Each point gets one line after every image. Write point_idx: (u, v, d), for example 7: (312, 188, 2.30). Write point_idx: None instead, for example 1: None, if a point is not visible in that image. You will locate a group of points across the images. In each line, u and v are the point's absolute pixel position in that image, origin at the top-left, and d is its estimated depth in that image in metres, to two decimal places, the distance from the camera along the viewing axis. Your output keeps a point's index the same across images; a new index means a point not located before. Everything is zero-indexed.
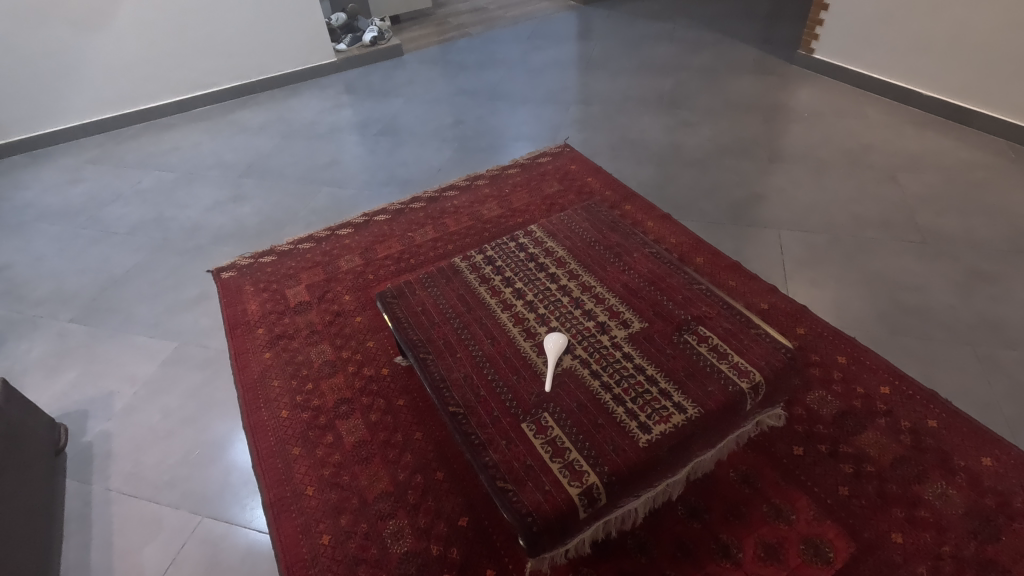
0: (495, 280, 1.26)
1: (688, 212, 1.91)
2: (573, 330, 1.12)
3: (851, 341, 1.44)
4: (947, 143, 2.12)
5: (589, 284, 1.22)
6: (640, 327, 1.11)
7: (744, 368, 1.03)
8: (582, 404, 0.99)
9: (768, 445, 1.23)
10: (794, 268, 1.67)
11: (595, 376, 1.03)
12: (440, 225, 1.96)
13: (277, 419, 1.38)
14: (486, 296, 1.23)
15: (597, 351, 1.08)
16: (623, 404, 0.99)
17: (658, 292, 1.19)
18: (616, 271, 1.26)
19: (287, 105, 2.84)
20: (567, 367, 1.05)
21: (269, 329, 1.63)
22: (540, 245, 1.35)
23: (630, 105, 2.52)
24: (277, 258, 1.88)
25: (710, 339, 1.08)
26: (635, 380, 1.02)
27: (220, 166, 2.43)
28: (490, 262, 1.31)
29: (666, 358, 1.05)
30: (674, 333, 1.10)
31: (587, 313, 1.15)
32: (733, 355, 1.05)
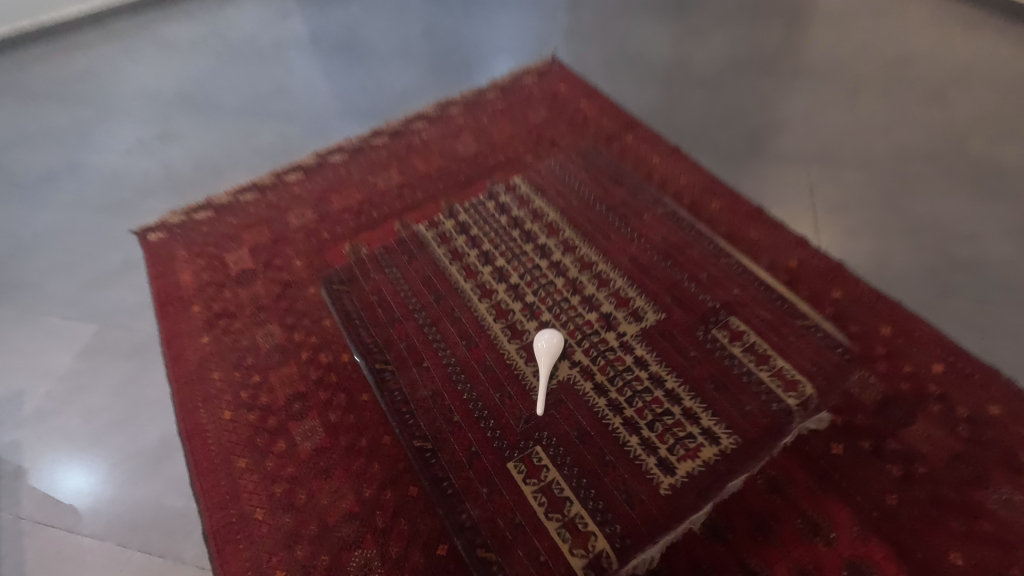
0: (483, 273, 1.23)
1: (700, 143, 1.61)
2: (569, 328, 1.12)
3: (896, 307, 1.21)
4: (1005, 49, 1.79)
5: (584, 269, 1.21)
6: (652, 321, 1.11)
7: (791, 377, 1.03)
8: (591, 426, 1.01)
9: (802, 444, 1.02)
10: (826, 213, 1.40)
11: (604, 394, 1.03)
12: (407, 167, 1.65)
13: (219, 423, 1.16)
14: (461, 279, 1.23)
15: (604, 356, 1.08)
16: (640, 432, 0.99)
17: (674, 269, 1.18)
18: (618, 246, 1.23)
19: (222, 15, 2.38)
20: (562, 381, 1.06)
21: (207, 306, 1.37)
22: (529, 233, 1.29)
23: (630, 7, 2.11)
24: (213, 215, 1.58)
25: (746, 336, 1.08)
26: (651, 399, 1.02)
27: (144, 95, 2.03)
28: (480, 251, 1.27)
29: (691, 366, 1.05)
30: (700, 328, 1.09)
31: (587, 302, 1.15)
32: (775, 359, 1.04)
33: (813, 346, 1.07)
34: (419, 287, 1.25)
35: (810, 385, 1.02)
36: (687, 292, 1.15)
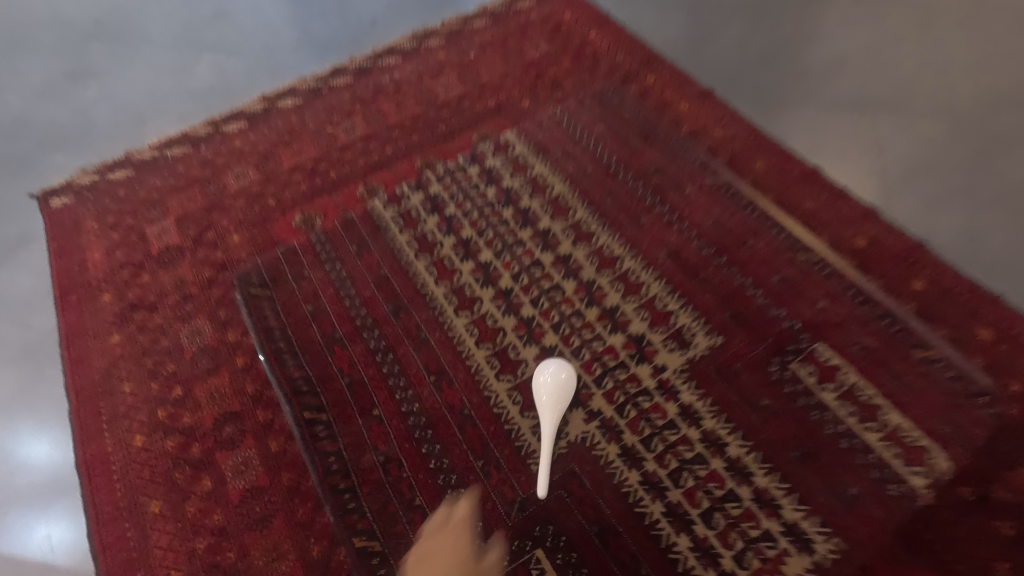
0: (465, 280, 1.00)
1: (739, 86, 1.28)
2: (590, 361, 0.89)
3: (998, 303, 0.94)
4: None
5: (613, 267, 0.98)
6: (703, 350, 0.88)
7: (912, 445, 0.78)
8: (621, 519, 0.78)
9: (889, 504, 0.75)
10: (902, 178, 1.11)
11: (638, 466, 0.81)
12: (375, 115, 1.32)
13: (128, 452, 0.91)
14: (431, 281, 1.01)
15: (636, 407, 0.85)
16: (689, 526, 0.76)
17: (732, 268, 0.95)
18: (653, 233, 1.01)
19: None
20: (575, 441, 0.84)
21: (120, 295, 1.09)
22: (529, 223, 1.04)
23: None
24: (133, 174, 1.27)
25: (845, 377, 0.84)
26: (705, 476, 0.79)
27: (56, 23, 1.67)
28: (464, 251, 1.03)
29: (761, 429, 0.81)
30: (773, 368, 0.86)
31: (609, 318, 0.93)
32: (888, 415, 0.81)
33: (945, 391, 0.82)
34: (370, 295, 1.00)
35: (945, 458, 0.78)
36: (750, 304, 0.92)
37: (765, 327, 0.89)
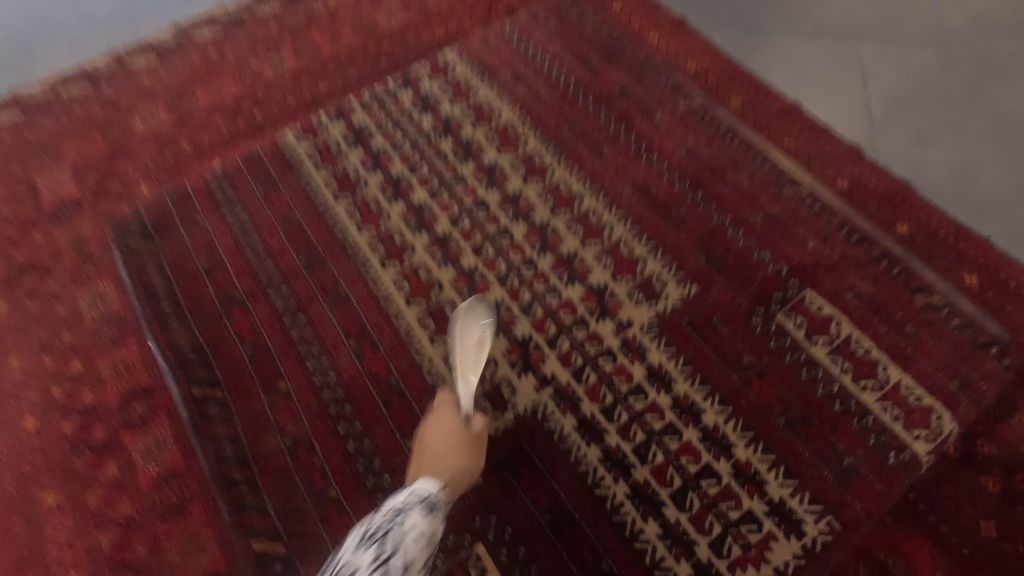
0: (394, 228, 0.89)
1: (713, 14, 1.16)
2: (547, 321, 0.81)
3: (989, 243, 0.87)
4: None
5: (572, 202, 0.88)
6: (671, 306, 0.80)
7: (915, 405, 0.73)
8: (580, 506, 0.71)
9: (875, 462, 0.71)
10: (885, 112, 1.03)
11: (600, 441, 0.74)
12: (305, 44, 1.15)
13: (17, 437, 0.78)
14: (354, 227, 0.89)
15: (597, 374, 0.77)
16: (658, 501, 0.70)
17: (708, 204, 0.87)
18: (618, 165, 0.91)
19: None
20: (525, 414, 0.76)
21: (8, 256, 0.93)
22: (473, 153, 0.93)
23: None
24: (21, 117, 1.09)
25: (840, 329, 0.77)
26: (678, 448, 0.72)
27: None
28: (393, 193, 0.91)
29: (741, 394, 0.75)
30: (756, 323, 0.78)
31: (567, 270, 0.83)
32: (892, 373, 0.75)
33: (952, 341, 0.76)
34: (277, 247, 0.88)
35: (951, 418, 0.72)
36: (731, 247, 0.84)
37: (748, 273, 0.82)
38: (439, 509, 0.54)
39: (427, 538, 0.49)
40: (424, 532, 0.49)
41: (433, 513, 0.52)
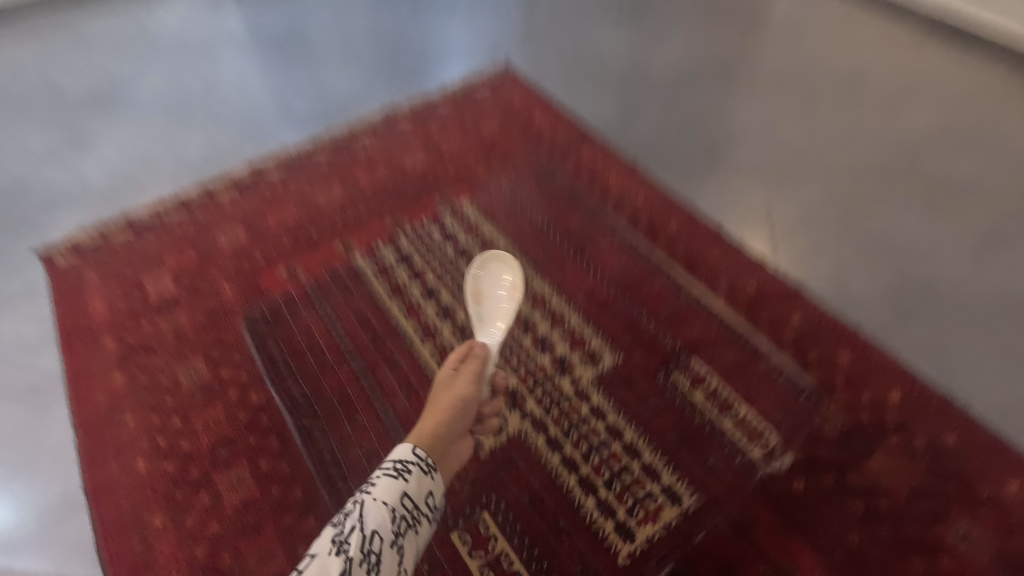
0: (433, 313, 1.21)
1: (656, 159, 1.54)
2: (525, 372, 1.09)
3: (857, 331, 1.18)
4: (951, 63, 1.79)
5: (543, 299, 1.18)
6: (610, 365, 1.09)
7: (755, 426, 1.01)
8: (543, 492, 0.96)
9: (769, 485, 0.98)
10: (784, 233, 1.37)
11: (558, 450, 1.00)
12: (350, 180, 1.52)
13: (132, 474, 1.04)
14: (403, 316, 1.21)
15: (558, 407, 1.04)
16: (597, 492, 0.96)
17: (633, 304, 1.16)
18: (573, 281, 1.20)
19: (148, 8, 2.18)
20: (513, 435, 1.02)
21: (122, 339, 1.22)
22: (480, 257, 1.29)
23: (586, 12, 2.04)
24: (131, 232, 1.42)
25: (707, 380, 1.06)
26: (610, 453, 0.99)
27: (54, 96, 1.83)
28: (428, 292, 1.24)
29: (651, 418, 1.03)
30: (659, 371, 1.07)
31: (541, 344, 1.12)
32: (740, 407, 1.03)
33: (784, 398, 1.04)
34: (352, 329, 1.20)
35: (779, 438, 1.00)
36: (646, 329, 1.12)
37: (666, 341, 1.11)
38: (410, 472, 0.71)
39: (393, 497, 0.68)
40: (390, 493, 0.68)
41: (401, 477, 0.70)
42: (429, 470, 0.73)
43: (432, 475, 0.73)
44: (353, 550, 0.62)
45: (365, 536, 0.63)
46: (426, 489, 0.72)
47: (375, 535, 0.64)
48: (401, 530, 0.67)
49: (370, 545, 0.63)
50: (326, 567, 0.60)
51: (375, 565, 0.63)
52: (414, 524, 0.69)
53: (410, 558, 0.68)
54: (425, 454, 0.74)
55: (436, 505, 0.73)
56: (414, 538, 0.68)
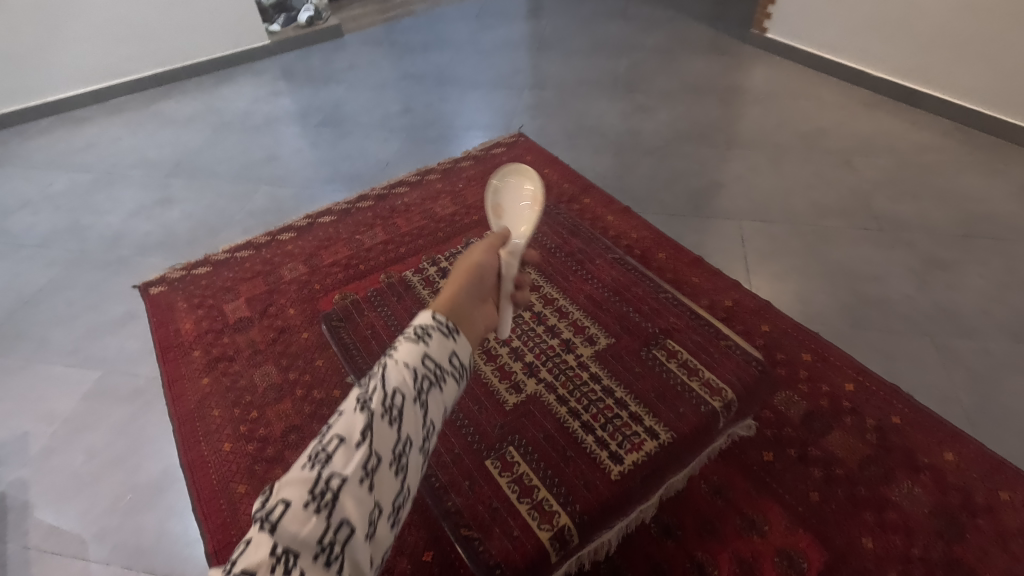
0: None
1: (647, 204, 1.82)
2: (538, 349, 1.23)
3: (817, 337, 1.40)
4: (898, 124, 2.11)
5: (552, 298, 1.36)
6: (605, 343, 1.23)
7: (715, 386, 1.08)
8: (549, 434, 1.07)
9: (740, 454, 1.19)
10: (757, 260, 1.62)
11: (563, 403, 1.12)
12: (391, 225, 1.82)
13: (219, 454, 1.27)
14: None
15: (564, 374, 1.17)
16: (594, 432, 1.06)
17: (622, 303, 1.33)
18: (576, 286, 1.40)
19: (219, 93, 2.60)
20: (533, 396, 1.14)
21: (207, 351, 1.49)
22: None
23: (587, 89, 2.41)
24: (212, 269, 1.71)
25: (679, 354, 1.16)
26: (604, 405, 1.10)
27: (143, 163, 2.19)
28: None
29: (635, 380, 1.13)
30: (642, 349, 1.20)
31: (550, 331, 1.27)
32: (704, 371, 1.11)
33: (738, 361, 1.13)
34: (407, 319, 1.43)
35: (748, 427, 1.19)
36: (639, 303, 1.32)
37: (649, 325, 1.26)
38: (432, 334, 0.72)
39: (414, 357, 0.69)
40: (410, 353, 0.69)
41: (422, 339, 0.71)
42: (453, 333, 0.75)
43: (455, 337, 0.75)
44: (378, 404, 0.62)
45: (388, 391, 0.64)
46: (451, 350, 0.73)
47: (397, 392, 0.65)
48: (424, 386, 0.68)
49: (394, 398, 0.64)
50: (352, 422, 0.60)
51: (397, 419, 0.63)
52: (439, 382, 0.71)
53: (435, 411, 0.70)
54: (447, 319, 0.76)
55: (462, 364, 0.75)
56: (439, 394, 0.71)
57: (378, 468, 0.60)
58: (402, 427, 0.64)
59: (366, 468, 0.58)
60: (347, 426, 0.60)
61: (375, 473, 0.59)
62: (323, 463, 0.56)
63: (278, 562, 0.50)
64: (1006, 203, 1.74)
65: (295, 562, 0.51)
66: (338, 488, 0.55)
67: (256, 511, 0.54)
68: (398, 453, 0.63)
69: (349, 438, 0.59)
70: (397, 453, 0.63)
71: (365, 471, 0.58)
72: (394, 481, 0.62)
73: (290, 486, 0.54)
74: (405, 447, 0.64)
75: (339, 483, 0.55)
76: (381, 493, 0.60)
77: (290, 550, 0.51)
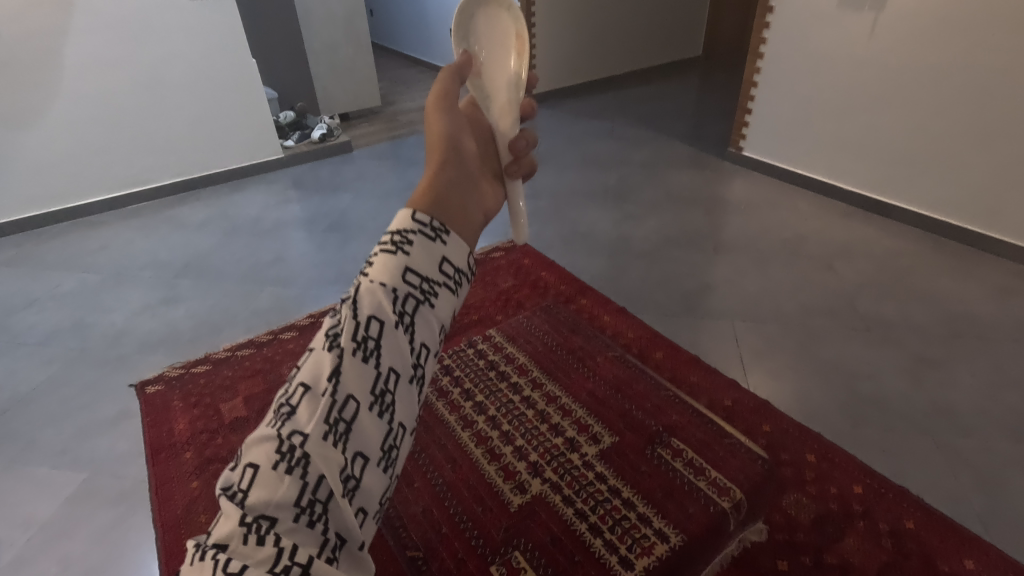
0: (465, 403, 1.35)
1: (642, 304, 1.88)
2: (543, 447, 1.22)
3: (819, 437, 1.39)
4: (872, 231, 2.25)
5: (554, 395, 1.38)
6: (609, 442, 1.22)
7: (723, 485, 1.07)
8: (556, 536, 1.03)
9: (750, 562, 1.14)
10: (752, 359, 1.65)
11: (570, 504, 1.09)
12: None
13: None
14: (443, 407, 1.35)
15: (569, 474, 1.15)
16: (602, 535, 1.03)
17: (625, 400, 1.35)
18: (578, 382, 1.43)
19: (232, 200, 2.75)
20: (538, 495, 1.12)
21: (199, 452, 1.45)
22: (501, 351, 1.53)
23: (580, 199, 2.57)
24: (211, 367, 1.71)
25: (685, 453, 1.16)
26: (611, 505, 1.08)
27: (153, 264, 2.26)
28: (458, 383, 1.41)
29: (642, 478, 1.12)
30: (648, 447, 1.20)
31: (554, 429, 1.27)
32: (710, 470, 1.10)
33: (747, 459, 1.12)
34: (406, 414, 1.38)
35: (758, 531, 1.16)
36: (642, 402, 1.34)
37: (655, 422, 1.26)
38: (411, 242, 0.67)
39: (391, 279, 0.64)
40: (387, 273, 0.64)
41: (401, 249, 0.66)
42: (440, 236, 0.69)
43: (443, 240, 0.69)
44: (349, 338, 0.61)
45: (361, 323, 0.62)
46: (436, 260, 0.68)
47: (374, 320, 0.62)
48: (406, 309, 0.64)
49: (369, 329, 0.62)
50: (322, 367, 0.61)
51: (375, 353, 0.62)
52: (425, 299, 0.66)
53: (422, 330, 0.65)
54: (429, 219, 0.70)
55: (450, 272, 0.69)
56: (426, 313, 0.65)
57: (355, 414, 0.60)
58: (382, 361, 0.62)
59: (331, 419, 0.59)
60: (314, 372, 0.61)
61: (350, 421, 0.60)
62: (288, 420, 0.59)
63: (250, 531, 0.54)
64: (985, 304, 1.82)
65: (269, 529, 0.55)
66: (302, 448, 0.57)
67: (226, 482, 0.59)
68: (377, 389, 0.62)
69: (318, 386, 0.60)
70: (378, 390, 0.62)
71: (336, 421, 0.59)
72: (377, 417, 0.62)
73: (259, 445, 0.59)
74: (387, 380, 0.62)
75: (303, 441, 0.58)
76: (359, 434, 0.60)
77: (263, 517, 0.55)
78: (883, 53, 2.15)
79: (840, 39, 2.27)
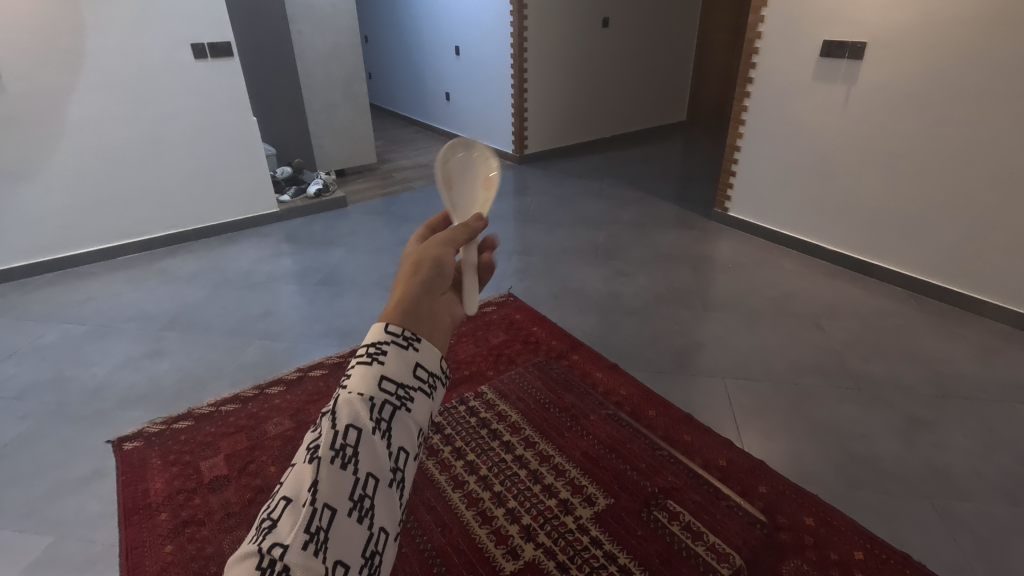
0: (458, 464, 1.32)
1: (633, 361, 1.88)
2: (535, 510, 1.20)
3: (815, 499, 1.37)
4: (858, 290, 2.29)
5: (546, 455, 1.35)
6: (604, 504, 1.21)
7: (721, 550, 1.11)
8: None
9: None
10: (745, 418, 1.63)
11: (565, 570, 1.08)
12: None
13: None
14: (436, 471, 1.31)
15: (563, 538, 1.14)
16: None
17: (619, 460, 1.33)
18: (572, 441, 1.39)
19: (224, 253, 2.75)
20: (531, 560, 1.10)
21: (175, 514, 1.38)
22: (493, 408, 1.51)
23: (571, 256, 2.61)
24: (193, 423, 1.67)
25: (682, 516, 1.18)
26: (606, 572, 1.08)
27: (140, 316, 2.23)
28: (449, 442, 1.39)
29: (638, 543, 1.13)
30: (644, 510, 1.20)
31: (547, 490, 1.25)
32: (707, 535, 1.14)
33: (743, 524, 1.14)
34: None
35: None
36: (637, 462, 1.32)
37: (650, 483, 1.25)
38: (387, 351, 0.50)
39: (368, 386, 0.48)
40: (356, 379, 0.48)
41: (375, 359, 0.49)
42: (413, 342, 0.51)
43: (415, 348, 0.51)
44: (327, 447, 0.45)
45: (337, 432, 0.46)
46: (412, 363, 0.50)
47: (351, 429, 0.46)
48: (383, 416, 0.48)
49: (346, 437, 0.46)
50: (302, 475, 0.45)
51: (354, 459, 0.46)
52: (403, 404, 0.49)
53: (402, 434, 0.49)
54: (403, 328, 0.52)
55: (426, 376, 0.51)
56: (404, 419, 0.49)
57: (333, 521, 0.44)
58: (361, 466, 0.46)
59: (311, 528, 0.43)
60: (296, 480, 0.45)
61: (329, 529, 0.44)
62: (267, 533, 0.43)
63: None
64: (971, 365, 1.84)
65: None
66: (281, 561, 0.41)
67: None
68: (355, 494, 0.46)
69: (298, 497, 0.44)
70: (357, 495, 0.46)
71: (314, 531, 0.43)
72: (357, 526, 0.46)
73: (234, 567, 0.42)
74: (366, 485, 0.46)
75: (281, 553, 0.42)
76: (340, 543, 0.44)
77: None
78: (857, 124, 2.27)
79: (815, 108, 2.40)
